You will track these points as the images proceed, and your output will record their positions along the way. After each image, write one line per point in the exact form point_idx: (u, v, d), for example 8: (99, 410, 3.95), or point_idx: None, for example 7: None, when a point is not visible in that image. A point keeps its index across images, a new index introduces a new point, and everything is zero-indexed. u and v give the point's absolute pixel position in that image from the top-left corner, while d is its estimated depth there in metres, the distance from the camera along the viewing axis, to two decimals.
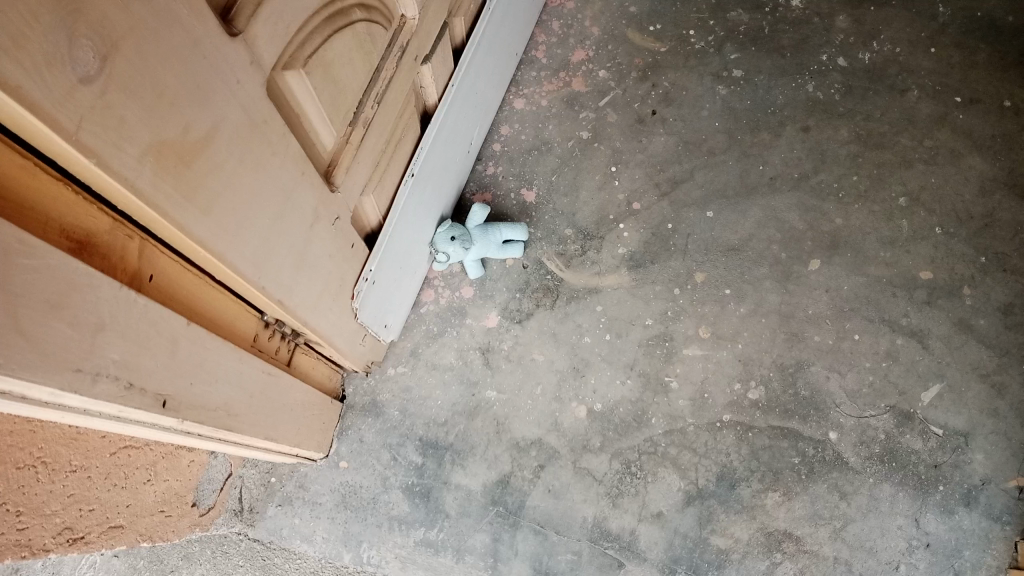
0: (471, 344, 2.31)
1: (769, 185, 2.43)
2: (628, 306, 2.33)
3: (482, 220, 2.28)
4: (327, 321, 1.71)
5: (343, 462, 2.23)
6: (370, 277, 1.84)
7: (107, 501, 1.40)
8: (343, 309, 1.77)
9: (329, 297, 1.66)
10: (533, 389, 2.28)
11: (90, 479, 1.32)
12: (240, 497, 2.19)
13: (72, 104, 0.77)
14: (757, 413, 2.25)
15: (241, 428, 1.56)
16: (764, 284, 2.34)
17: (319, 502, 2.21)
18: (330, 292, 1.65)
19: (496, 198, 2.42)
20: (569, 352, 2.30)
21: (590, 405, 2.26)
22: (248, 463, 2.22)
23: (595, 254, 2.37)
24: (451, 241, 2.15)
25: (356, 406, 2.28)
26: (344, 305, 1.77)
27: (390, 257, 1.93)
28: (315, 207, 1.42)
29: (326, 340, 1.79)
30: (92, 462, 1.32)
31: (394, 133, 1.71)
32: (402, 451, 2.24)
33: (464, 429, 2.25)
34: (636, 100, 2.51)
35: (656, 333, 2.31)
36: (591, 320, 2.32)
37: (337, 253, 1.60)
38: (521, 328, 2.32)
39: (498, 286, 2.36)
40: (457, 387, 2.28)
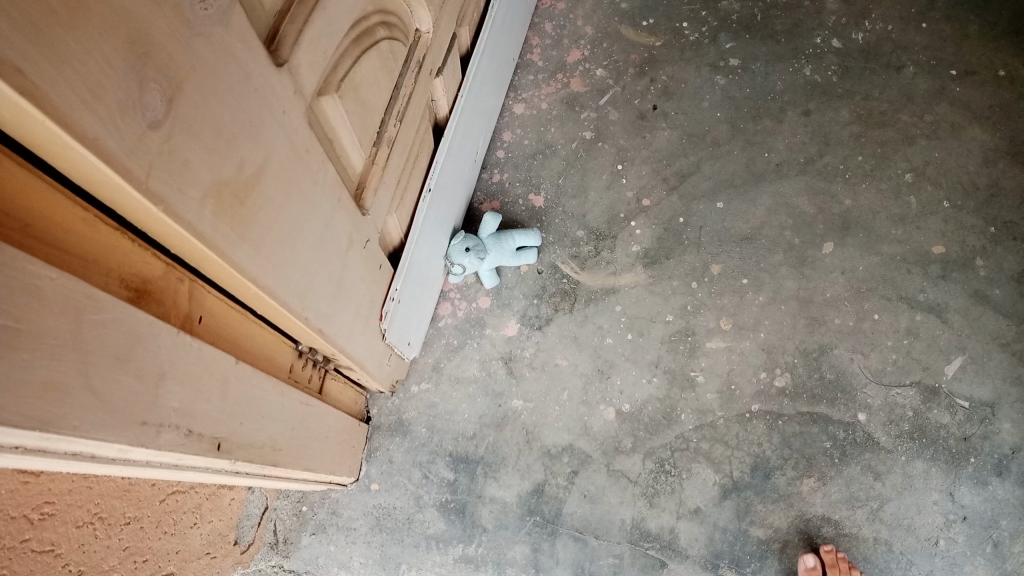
0: (493, 355, 2.29)
1: (775, 171, 2.42)
2: (646, 304, 2.31)
3: (493, 228, 2.25)
4: (359, 345, 1.68)
5: (375, 484, 2.21)
6: (395, 297, 1.81)
7: (160, 549, 1.36)
8: (373, 331, 1.74)
9: (362, 321, 1.63)
10: (559, 395, 2.26)
11: (143, 529, 1.28)
12: (275, 529, 2.15)
13: (143, 152, 0.73)
14: (785, 401, 2.24)
15: (284, 462, 1.53)
16: (781, 271, 2.34)
17: (353, 527, 2.18)
18: (362, 315, 1.62)
19: (504, 205, 2.39)
20: (592, 355, 2.28)
21: (618, 406, 2.24)
22: (280, 495, 2.18)
23: (609, 254, 2.35)
24: (467, 252, 2.12)
25: (383, 426, 2.25)
26: (373, 328, 1.74)
27: (410, 275, 1.90)
28: (349, 232, 1.39)
29: (358, 364, 1.75)
30: (143, 512, 1.28)
31: (413, 149, 1.68)
32: (433, 468, 2.22)
33: (493, 441, 2.23)
34: (636, 96, 2.49)
35: (678, 329, 2.29)
36: (612, 320, 2.30)
37: (368, 276, 1.57)
38: (542, 334, 2.30)
39: (514, 294, 2.33)
40: (483, 399, 2.26)
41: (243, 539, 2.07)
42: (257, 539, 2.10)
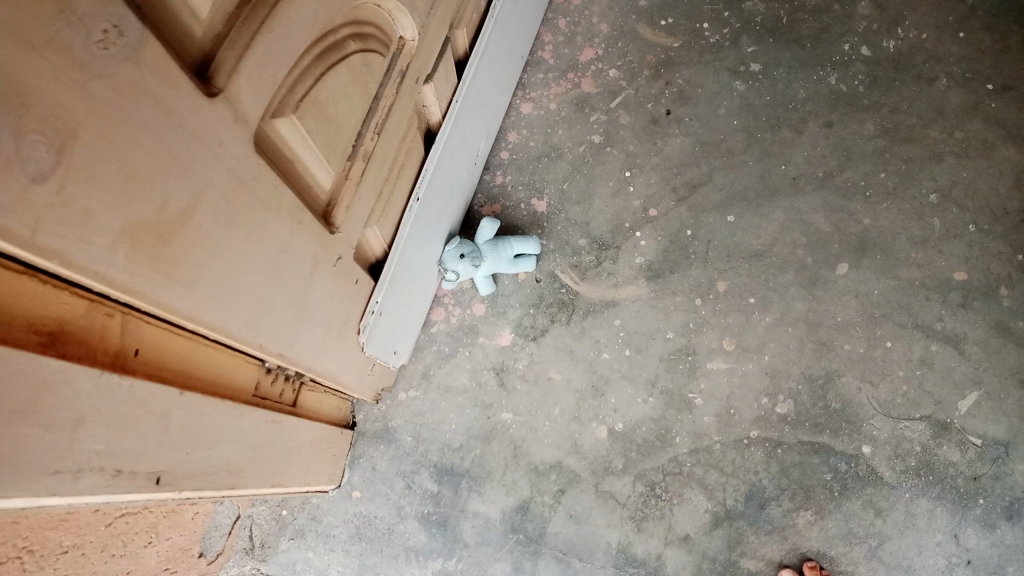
0: (485, 364, 2.22)
1: (792, 186, 2.30)
2: (647, 319, 2.21)
3: (491, 234, 2.16)
4: (332, 362, 1.62)
5: (356, 492, 2.16)
6: (376, 311, 1.74)
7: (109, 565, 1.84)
8: (349, 346, 1.68)
9: (334, 339, 1.56)
10: (550, 410, 2.18)
11: (92, 550, 1.82)
12: (250, 535, 2.11)
13: (25, 209, 0.66)
14: (786, 428, 2.14)
15: (242, 483, 1.48)
16: (790, 291, 2.23)
17: (332, 535, 2.14)
18: (335, 333, 1.56)
19: (505, 209, 2.30)
20: (586, 370, 2.19)
21: (611, 425, 2.16)
22: (257, 501, 2.13)
23: (611, 265, 2.25)
24: (461, 259, 2.03)
25: (367, 433, 2.19)
26: (349, 342, 1.67)
27: (397, 286, 1.82)
28: (314, 254, 1.32)
29: (333, 380, 1.70)
30: (85, 539, 1.80)
31: (398, 159, 1.59)
32: (416, 479, 2.17)
33: (480, 453, 2.17)
34: (650, 100, 2.36)
35: (678, 347, 2.19)
36: (610, 335, 2.21)
37: (340, 293, 1.51)
38: (536, 345, 2.22)
39: (510, 302, 2.25)
40: (472, 410, 2.19)
41: (213, 549, 2.06)
42: (227, 549, 2.09)
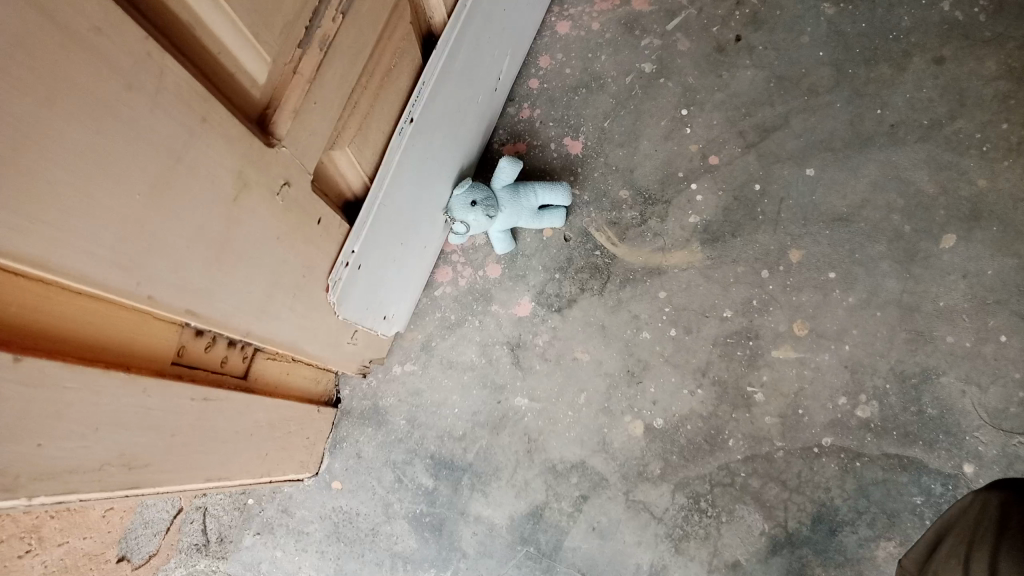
0: (498, 338, 1.83)
1: (888, 135, 1.82)
2: (700, 293, 1.79)
3: (511, 179, 1.77)
4: (284, 325, 1.24)
5: (336, 483, 1.80)
6: (354, 265, 1.36)
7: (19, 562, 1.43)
8: (312, 306, 1.31)
9: (282, 294, 1.19)
10: (574, 398, 1.79)
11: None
12: (206, 528, 1.78)
13: None
14: (867, 437, 1.71)
15: (157, 479, 1.13)
16: (880, 266, 1.77)
17: (307, 533, 1.79)
18: (285, 286, 1.18)
19: (531, 150, 1.90)
20: (620, 352, 1.79)
21: (649, 420, 1.76)
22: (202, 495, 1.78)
23: (658, 225, 1.83)
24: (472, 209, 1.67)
25: (355, 413, 1.83)
26: (313, 300, 1.30)
27: (382, 235, 1.44)
28: (235, 172, 0.94)
29: (289, 347, 1.33)
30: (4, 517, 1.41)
31: (377, 61, 1.21)
32: (409, 471, 1.79)
33: (486, 445, 1.79)
34: (715, 23, 1.91)
35: (737, 329, 1.78)
36: (652, 310, 1.80)
37: (290, 233, 1.13)
38: (560, 318, 1.82)
39: (532, 265, 1.85)
40: (479, 392, 1.81)
41: (144, 551, 1.69)
42: (165, 549, 1.73)
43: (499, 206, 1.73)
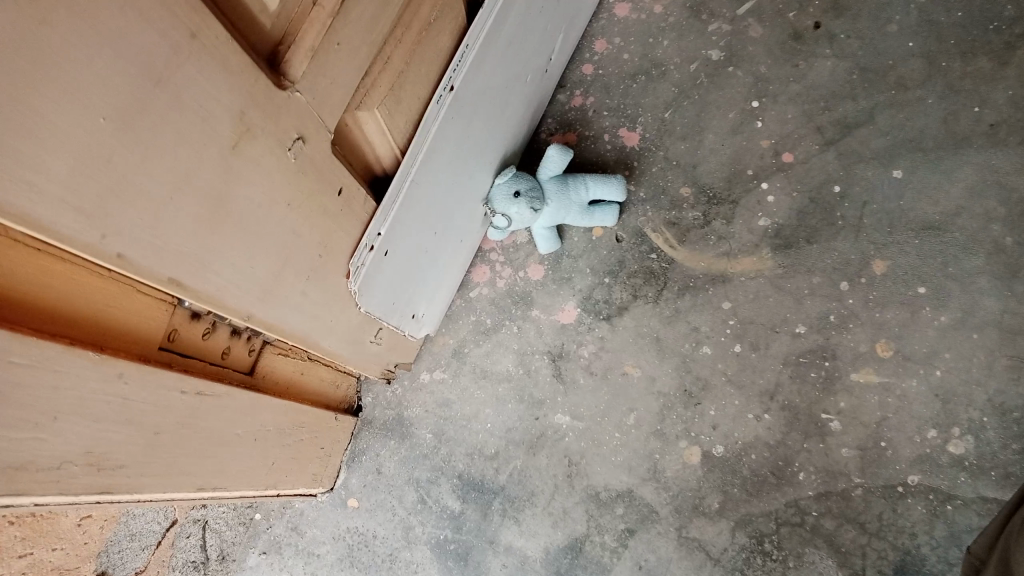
0: (538, 347, 1.64)
1: (986, 137, 1.59)
2: (770, 305, 1.59)
3: (559, 171, 1.59)
4: (294, 313, 1.07)
5: (353, 501, 1.62)
6: (380, 251, 1.19)
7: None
8: (327, 294, 1.14)
9: (292, 274, 1.01)
10: (622, 418, 1.59)
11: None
12: (205, 545, 1.59)
13: None
14: (962, 477, 1.48)
15: (135, 485, 0.96)
16: (977, 282, 1.54)
17: (318, 555, 1.61)
18: (295, 265, 1.01)
19: (582, 141, 1.72)
20: (675, 368, 1.59)
21: (707, 447, 1.56)
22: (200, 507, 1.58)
23: (722, 227, 1.63)
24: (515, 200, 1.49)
25: (377, 423, 1.65)
26: (328, 287, 1.13)
27: (413, 220, 1.26)
28: (235, 114, 0.77)
29: (299, 340, 1.15)
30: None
31: (411, 10, 1.03)
32: (433, 491, 1.61)
33: (521, 466, 1.60)
34: (792, 7, 1.71)
35: (811, 347, 1.57)
36: (714, 322, 1.60)
37: (303, 202, 0.96)
38: (609, 327, 1.63)
39: (578, 267, 1.66)
40: (514, 407, 1.62)
41: (130, 567, 1.50)
42: (154, 566, 1.53)
43: (545, 200, 1.56)
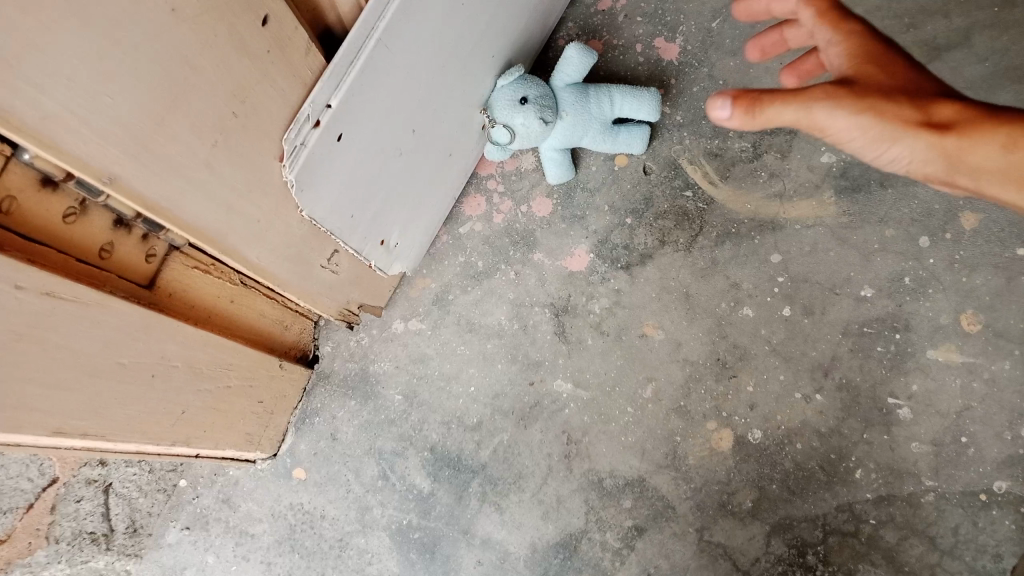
0: (537, 297, 1.33)
1: None
2: (829, 262, 1.29)
3: (578, 79, 1.28)
4: (193, 197, 0.77)
5: (299, 472, 1.32)
6: (334, 133, 0.88)
7: None
8: (249, 184, 0.83)
9: (184, 129, 0.70)
10: (637, 390, 1.30)
11: None
12: (110, 514, 1.27)
13: None
14: None
15: None
16: None
17: (252, 535, 1.31)
18: (187, 121, 0.70)
19: (610, 50, 1.41)
20: (707, 332, 1.30)
21: (741, 431, 1.28)
22: (94, 463, 1.23)
23: (774, 162, 1.32)
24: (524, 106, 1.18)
25: (335, 379, 1.34)
26: (250, 174, 0.82)
27: (382, 103, 0.96)
28: None
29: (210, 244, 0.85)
30: None
31: None
32: (398, 466, 1.31)
33: (510, 440, 1.30)
34: None
35: (878, 315, 1.27)
36: (759, 279, 1.30)
37: (195, 18, 0.65)
38: (628, 279, 1.32)
39: (594, 203, 1.35)
40: (506, 367, 1.32)
41: None
42: (24, 534, 1.20)
43: (558, 112, 1.24)
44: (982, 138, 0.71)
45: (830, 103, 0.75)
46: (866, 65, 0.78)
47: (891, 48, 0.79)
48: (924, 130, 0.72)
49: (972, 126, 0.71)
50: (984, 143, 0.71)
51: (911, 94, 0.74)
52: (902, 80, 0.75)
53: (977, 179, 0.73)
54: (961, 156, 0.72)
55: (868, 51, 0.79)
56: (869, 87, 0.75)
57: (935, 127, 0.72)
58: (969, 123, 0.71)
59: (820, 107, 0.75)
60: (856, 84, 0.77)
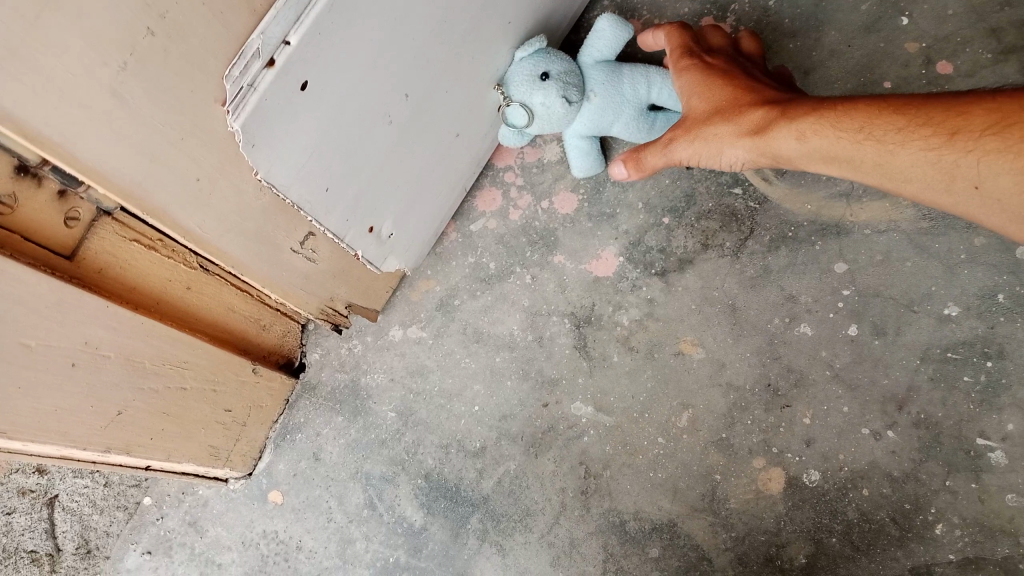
0: (556, 306, 1.15)
1: None
2: (906, 273, 1.07)
3: (612, 55, 1.11)
4: (85, 125, 0.63)
5: (276, 496, 1.16)
6: (295, 79, 0.72)
7: None
8: (171, 122, 0.69)
9: (72, 35, 0.57)
10: (669, 417, 1.10)
11: None
12: (58, 531, 1.13)
13: None
14: None
15: None
16: None
17: (219, 565, 1.15)
18: (69, 24, 0.56)
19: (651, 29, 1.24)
20: (756, 353, 1.10)
21: (794, 472, 1.07)
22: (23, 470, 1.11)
23: None
24: (544, 79, 1.01)
25: (322, 391, 1.18)
26: (172, 110, 0.68)
27: (363, 54, 0.80)
28: None
29: (124, 193, 0.71)
30: None
31: None
32: (388, 494, 1.14)
33: (516, 470, 1.12)
34: None
35: (966, 339, 1.05)
36: (820, 291, 1.09)
37: None
38: (663, 287, 1.13)
39: (626, 198, 1.17)
40: (516, 385, 1.14)
41: None
42: None
43: (586, 92, 1.06)
44: (780, 133, 0.81)
45: (672, 141, 0.93)
46: (698, 95, 0.94)
47: (723, 72, 0.94)
48: (741, 139, 0.86)
49: (766, 127, 0.83)
50: (782, 137, 0.81)
51: (729, 112, 0.88)
52: (725, 98, 0.90)
53: (799, 162, 0.83)
54: (777, 151, 0.83)
55: (705, 78, 0.94)
56: (697, 119, 0.92)
57: (744, 134, 0.86)
58: (766, 125, 0.83)
59: (672, 148, 0.94)
60: (693, 120, 0.93)
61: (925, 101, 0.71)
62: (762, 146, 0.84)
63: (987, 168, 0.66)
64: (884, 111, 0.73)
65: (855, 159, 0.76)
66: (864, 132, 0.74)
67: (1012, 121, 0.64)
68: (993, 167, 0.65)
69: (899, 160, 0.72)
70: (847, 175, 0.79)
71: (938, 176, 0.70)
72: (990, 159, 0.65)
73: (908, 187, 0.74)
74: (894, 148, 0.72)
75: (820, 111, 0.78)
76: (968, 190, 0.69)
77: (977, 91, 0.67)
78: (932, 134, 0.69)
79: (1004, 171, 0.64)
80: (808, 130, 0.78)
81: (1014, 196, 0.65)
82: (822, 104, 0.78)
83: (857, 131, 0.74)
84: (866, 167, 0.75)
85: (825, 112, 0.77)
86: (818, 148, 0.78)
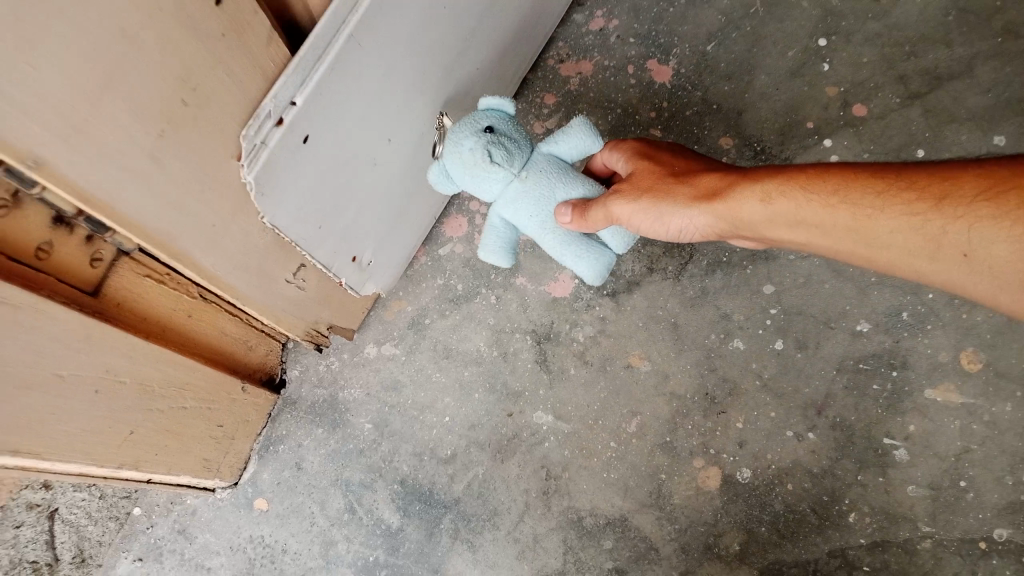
0: (519, 324, 1.27)
1: None
2: (824, 294, 1.23)
3: (570, 158, 1.03)
4: (126, 184, 0.72)
5: (261, 502, 1.25)
6: (300, 133, 0.81)
7: None
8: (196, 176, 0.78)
9: (124, 110, 0.66)
10: (620, 423, 1.23)
11: None
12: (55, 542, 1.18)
13: None
14: None
15: None
16: None
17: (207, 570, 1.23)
18: (124, 101, 0.65)
19: (602, 70, 1.37)
20: (696, 365, 1.24)
21: (729, 470, 1.21)
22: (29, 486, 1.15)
23: None
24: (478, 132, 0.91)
25: (303, 406, 1.28)
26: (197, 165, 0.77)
27: (354, 108, 0.89)
28: None
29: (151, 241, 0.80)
30: None
31: None
32: (366, 498, 1.24)
33: (484, 474, 1.23)
34: None
35: (874, 351, 1.21)
36: (751, 309, 1.24)
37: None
38: (614, 306, 1.27)
39: None
40: (482, 397, 1.25)
41: None
42: None
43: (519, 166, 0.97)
44: (743, 196, 0.85)
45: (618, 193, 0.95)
46: (647, 167, 0.99)
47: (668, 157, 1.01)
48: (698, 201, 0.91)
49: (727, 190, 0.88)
50: (745, 199, 0.85)
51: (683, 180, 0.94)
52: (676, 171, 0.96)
53: (758, 225, 0.86)
54: (739, 216, 0.87)
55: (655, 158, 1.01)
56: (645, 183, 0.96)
57: (702, 196, 0.91)
58: (730, 190, 0.88)
59: (617, 201, 0.95)
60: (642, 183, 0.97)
61: (899, 173, 0.78)
62: (721, 208, 0.88)
63: (979, 235, 0.71)
64: (859, 179, 0.79)
65: (827, 223, 0.80)
66: (839, 196, 0.79)
67: (1000, 190, 0.70)
68: (983, 234, 0.70)
69: (876, 222, 0.76)
70: (808, 240, 0.84)
71: (922, 241, 0.75)
72: (980, 226, 0.70)
73: (882, 253, 0.78)
74: (874, 213, 0.76)
75: (789, 177, 0.83)
76: (955, 256, 0.73)
77: (956, 166, 0.74)
78: (918, 200, 0.74)
79: (998, 239, 0.70)
80: (775, 192, 0.83)
81: (1002, 263, 0.70)
82: (789, 172, 0.84)
83: (830, 196, 0.79)
84: (837, 232, 0.80)
85: (796, 177, 0.82)
86: (782, 212, 0.83)
